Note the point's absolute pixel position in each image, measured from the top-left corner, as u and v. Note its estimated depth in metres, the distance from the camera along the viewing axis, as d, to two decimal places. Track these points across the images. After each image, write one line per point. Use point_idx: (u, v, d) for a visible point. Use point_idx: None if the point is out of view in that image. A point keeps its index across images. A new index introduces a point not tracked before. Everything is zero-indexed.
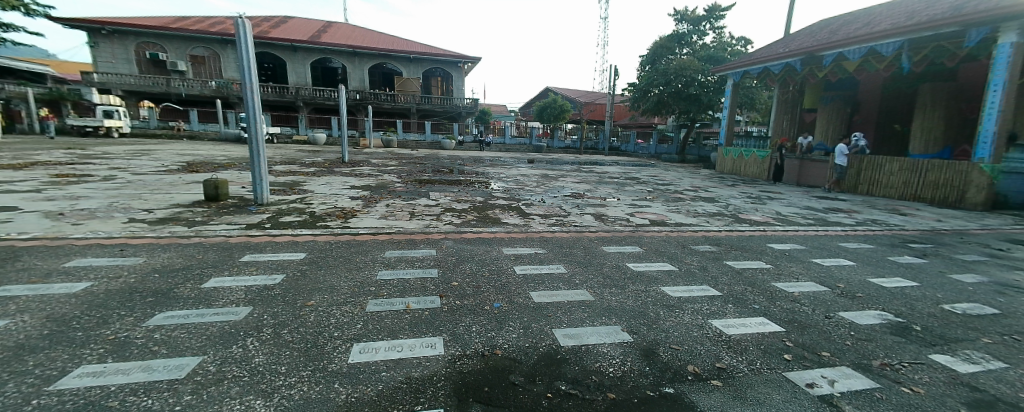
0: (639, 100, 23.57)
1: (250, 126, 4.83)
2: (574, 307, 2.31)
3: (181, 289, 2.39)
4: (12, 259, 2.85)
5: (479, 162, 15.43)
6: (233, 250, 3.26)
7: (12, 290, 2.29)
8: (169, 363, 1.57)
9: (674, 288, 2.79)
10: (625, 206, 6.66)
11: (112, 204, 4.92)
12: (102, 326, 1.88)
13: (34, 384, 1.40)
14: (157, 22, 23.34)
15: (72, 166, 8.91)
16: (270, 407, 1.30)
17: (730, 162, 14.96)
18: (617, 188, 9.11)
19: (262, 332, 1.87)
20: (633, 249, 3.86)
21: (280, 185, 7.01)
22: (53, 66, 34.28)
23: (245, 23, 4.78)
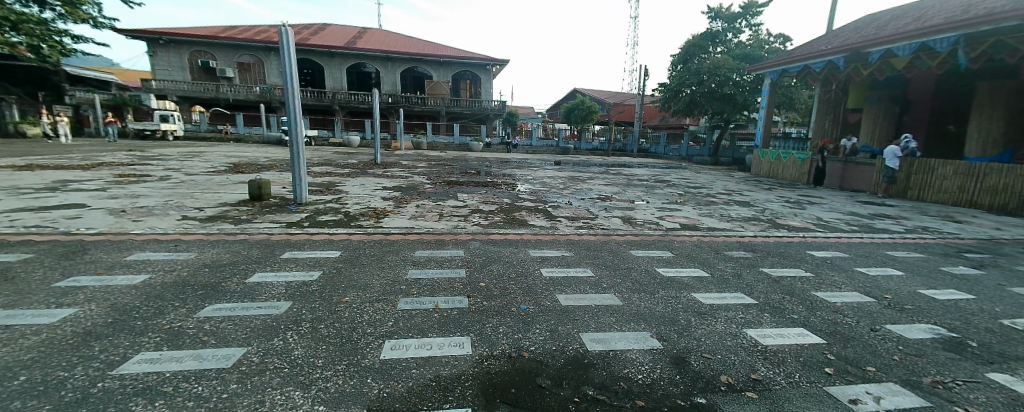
0: (670, 100, 23.00)
1: (290, 129, 5.06)
2: (602, 312, 2.27)
3: (229, 283, 2.54)
4: (81, 252, 3.12)
5: (506, 164, 15.53)
6: (275, 247, 3.44)
7: (81, 280, 2.51)
8: (218, 353, 1.66)
9: (706, 295, 2.69)
10: (655, 209, 6.51)
11: (167, 202, 5.31)
12: (158, 316, 2.02)
13: (98, 369, 1.52)
14: (207, 32, 24.95)
15: (133, 166, 9.66)
16: (309, 399, 1.35)
17: (767, 165, 14.29)
18: (646, 190, 8.92)
19: (301, 326, 1.96)
20: (664, 254, 3.76)
21: (316, 186, 7.33)
22: (117, 74, 37.38)
23: (288, 31, 5.03)
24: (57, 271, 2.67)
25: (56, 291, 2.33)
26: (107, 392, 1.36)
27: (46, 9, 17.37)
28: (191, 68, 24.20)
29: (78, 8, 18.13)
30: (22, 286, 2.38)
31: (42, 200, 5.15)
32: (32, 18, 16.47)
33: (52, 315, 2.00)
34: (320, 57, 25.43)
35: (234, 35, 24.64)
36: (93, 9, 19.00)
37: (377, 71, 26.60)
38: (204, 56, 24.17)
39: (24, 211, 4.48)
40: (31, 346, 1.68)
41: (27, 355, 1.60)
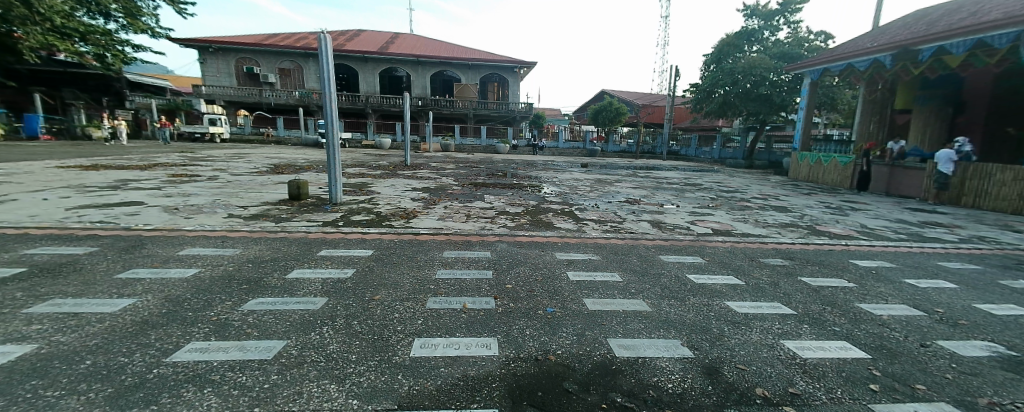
0: (702, 101, 22.41)
1: (326, 131, 5.25)
2: (630, 318, 2.21)
3: (270, 278, 2.68)
4: (140, 246, 3.36)
5: (532, 165, 15.53)
6: (312, 245, 3.58)
7: (139, 272, 2.71)
8: (260, 345, 1.75)
9: (740, 304, 2.59)
10: (685, 213, 6.32)
11: (215, 201, 5.65)
12: (207, 308, 2.15)
13: (154, 356, 1.62)
14: (250, 39, 26.38)
15: (184, 167, 10.33)
16: (344, 392, 1.40)
17: (805, 168, 13.61)
18: (676, 194, 8.70)
19: (336, 321, 2.03)
20: (695, 260, 3.64)
21: (350, 186, 7.61)
22: (171, 81, 40.14)
23: (326, 38, 5.22)
24: (120, 263, 2.89)
25: (117, 282, 2.52)
26: (161, 378, 1.46)
27: (110, 21, 18.92)
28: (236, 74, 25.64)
29: (138, 19, 19.60)
30: (89, 277, 2.60)
31: (106, 198, 5.59)
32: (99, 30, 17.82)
33: (114, 304, 2.16)
34: (353, 62, 26.35)
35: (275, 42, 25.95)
36: (151, 20, 20.51)
37: (407, 75, 27.33)
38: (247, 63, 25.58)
39: (92, 207, 4.89)
40: (96, 332, 1.83)
41: (92, 342, 1.73)
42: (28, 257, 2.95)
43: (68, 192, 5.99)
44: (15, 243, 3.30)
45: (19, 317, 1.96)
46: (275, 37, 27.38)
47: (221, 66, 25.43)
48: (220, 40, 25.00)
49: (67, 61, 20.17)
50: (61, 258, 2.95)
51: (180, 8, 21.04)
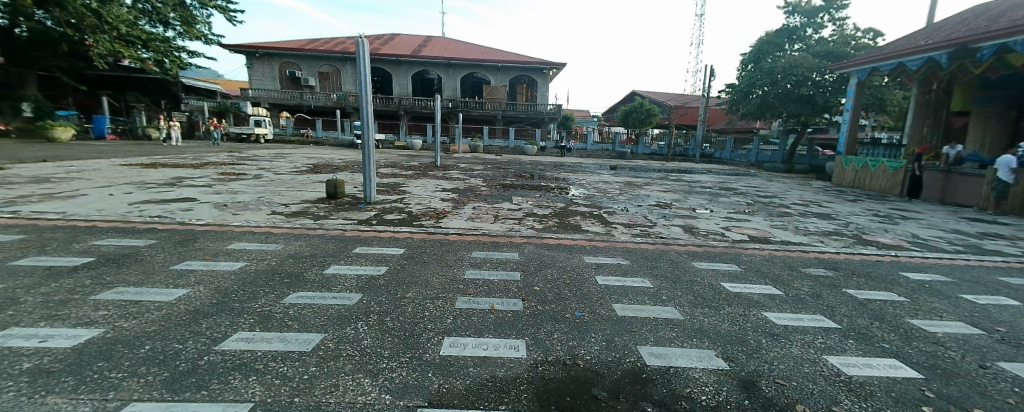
0: (739, 102, 21.56)
1: (361, 132, 5.42)
2: (662, 326, 2.15)
3: (309, 273, 2.79)
4: (193, 240, 3.60)
5: (560, 167, 15.45)
6: (347, 242, 3.71)
7: (192, 264, 2.91)
8: (299, 337, 1.83)
9: (779, 315, 2.47)
10: (720, 218, 6.09)
11: (259, 198, 5.95)
12: (254, 300, 2.27)
13: (204, 344, 1.73)
14: (292, 45, 27.70)
15: (232, 166, 10.98)
16: (377, 387, 1.44)
17: (851, 173, 12.81)
18: (710, 198, 8.40)
19: (370, 318, 2.09)
20: (731, 268, 3.48)
21: (383, 186, 7.86)
22: (220, 84, 42.77)
23: (364, 42, 5.39)
24: (175, 256, 3.10)
25: (173, 273, 2.71)
26: (211, 364, 1.55)
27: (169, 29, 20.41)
28: (279, 78, 26.98)
29: (193, 27, 21.05)
30: (150, 267, 2.82)
31: (163, 194, 6.02)
32: (159, 37, 19.22)
33: (170, 294, 2.33)
34: (387, 65, 27.14)
35: (314, 47, 27.16)
36: (205, 28, 21.95)
37: (439, 77, 27.88)
38: (291, 67, 26.88)
39: (152, 203, 5.28)
40: (154, 319, 1.97)
41: (152, 327, 1.88)
42: (98, 248, 3.21)
43: (131, 187, 6.50)
44: (88, 234, 3.61)
45: (88, 302, 2.14)
46: (315, 42, 28.62)
47: (267, 71, 26.81)
48: (265, 46, 26.40)
49: (131, 67, 21.94)
50: (124, 249, 3.20)
51: (230, 16, 22.42)
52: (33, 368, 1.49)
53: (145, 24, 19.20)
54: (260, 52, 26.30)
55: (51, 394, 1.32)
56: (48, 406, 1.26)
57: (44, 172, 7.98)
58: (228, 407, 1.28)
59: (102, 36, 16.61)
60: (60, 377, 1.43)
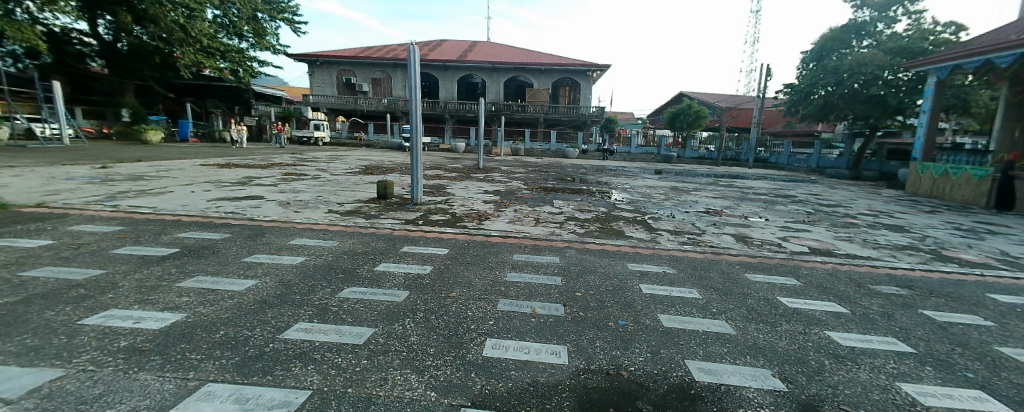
0: (799, 103, 20.04)
1: (410, 135, 5.61)
2: (711, 340, 2.05)
3: (362, 270, 2.94)
4: (262, 235, 3.92)
5: (602, 171, 15.19)
6: (395, 241, 3.86)
7: (260, 257, 3.16)
8: (352, 330, 1.93)
9: (844, 335, 2.26)
10: (776, 228, 5.69)
11: (317, 197, 6.35)
12: (314, 293, 2.43)
13: (270, 332, 1.87)
14: (348, 52, 29.42)
15: (293, 166, 11.81)
16: (424, 383, 1.48)
17: (928, 182, 11.50)
18: (765, 206, 7.87)
19: (416, 315, 2.16)
20: (791, 282, 3.23)
21: (429, 188, 8.12)
22: (285, 90, 46.35)
23: (415, 49, 5.57)
24: (246, 249, 3.38)
25: (243, 264, 2.96)
26: (275, 351, 1.68)
27: (243, 41, 22.36)
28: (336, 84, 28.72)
29: (263, 39, 22.92)
30: (225, 258, 3.11)
31: (235, 192, 6.58)
32: (235, 49, 21.07)
33: (241, 284, 2.54)
34: (433, 71, 28.10)
35: (369, 55, 28.73)
36: (273, 39, 23.83)
37: (483, 81, 28.39)
38: (347, 74, 28.55)
39: (225, 200, 5.80)
40: (228, 307, 2.16)
41: (225, 315, 2.06)
42: (182, 240, 3.58)
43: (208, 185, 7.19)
44: (173, 227, 4.03)
45: (173, 289, 2.40)
46: (368, 49, 30.21)
47: (326, 77, 28.64)
48: (324, 54, 28.19)
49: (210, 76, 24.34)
50: (203, 242, 3.54)
51: (295, 28, 24.22)
52: (128, 346, 1.68)
53: (224, 37, 21.22)
54: (321, 60, 28.15)
55: (142, 371, 1.49)
56: (140, 381, 1.42)
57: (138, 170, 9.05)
58: (289, 393, 1.38)
59: (188, 48, 18.59)
60: (148, 356, 1.60)
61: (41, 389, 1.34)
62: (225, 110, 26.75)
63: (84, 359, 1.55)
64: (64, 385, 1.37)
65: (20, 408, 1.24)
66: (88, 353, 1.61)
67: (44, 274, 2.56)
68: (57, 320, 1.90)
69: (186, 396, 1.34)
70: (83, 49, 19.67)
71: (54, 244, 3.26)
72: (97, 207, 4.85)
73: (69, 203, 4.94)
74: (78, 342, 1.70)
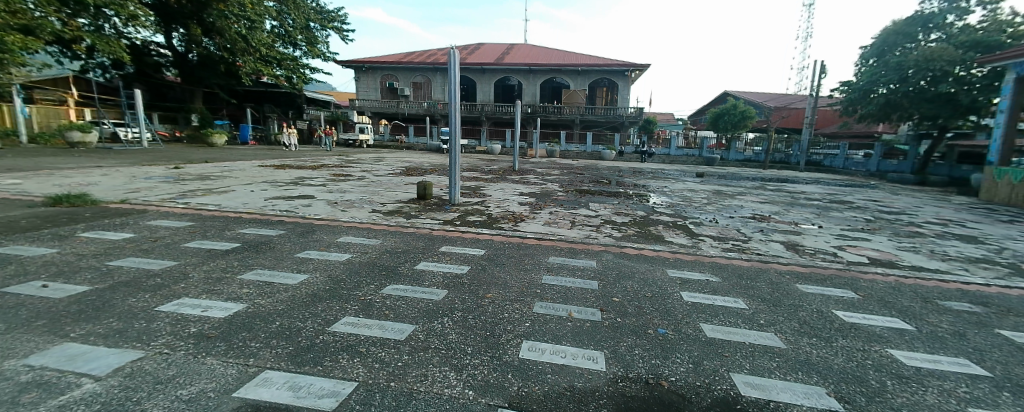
0: (857, 102, 18.55)
1: (448, 138, 5.71)
2: (759, 354, 1.94)
3: (404, 268, 3.04)
4: (312, 232, 4.15)
5: (640, 173, 14.81)
6: (434, 240, 3.96)
7: (311, 253, 3.35)
8: (394, 326, 2.00)
9: (910, 354, 2.06)
10: (831, 236, 5.30)
11: (362, 197, 6.63)
12: (362, 289, 2.54)
13: (320, 324, 1.97)
14: (391, 58, 30.54)
15: (340, 167, 12.42)
16: (462, 382, 1.51)
17: (1005, 189, 10.25)
18: (818, 212, 7.36)
19: (455, 314, 2.20)
20: (848, 295, 3.00)
21: (466, 189, 8.27)
22: (331, 94, 48.78)
23: (455, 53, 5.65)
24: (298, 245, 3.59)
25: (296, 259, 3.15)
26: (325, 343, 1.77)
27: (297, 50, 23.70)
28: (379, 89, 29.94)
29: (315, 46, 24.24)
30: (281, 253, 3.32)
31: (288, 191, 7.02)
32: (289, 56, 22.41)
33: (294, 278, 2.70)
34: (470, 74, 28.60)
35: (410, 60, 29.72)
36: (323, 47, 25.14)
37: (519, 83, 28.54)
38: (389, 79, 29.70)
39: (280, 199, 6.19)
40: (282, 299, 2.31)
41: (280, 306, 2.20)
42: (243, 235, 3.87)
43: (265, 185, 7.72)
44: (236, 223, 4.37)
45: (235, 280, 2.59)
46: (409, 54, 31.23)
47: (370, 82, 29.93)
48: (369, 60, 29.44)
49: (267, 82, 26.02)
50: (261, 238, 3.80)
51: (342, 35, 25.46)
52: (197, 332, 1.83)
53: (280, 46, 22.61)
54: (366, 66, 29.41)
55: (210, 356, 1.62)
56: (207, 365, 1.54)
57: (206, 170, 9.91)
58: (338, 384, 1.46)
59: (248, 57, 20.04)
60: (215, 342, 1.74)
61: (124, 369, 1.49)
62: (280, 114, 28.50)
63: (159, 342, 1.71)
64: (142, 365, 1.52)
65: (108, 385, 1.38)
66: (163, 337, 1.77)
67: (128, 264, 2.86)
68: (138, 306, 2.11)
69: (246, 382, 1.44)
70: (160, 60, 21.43)
71: (135, 237, 3.61)
72: (171, 204, 5.34)
73: (147, 200, 5.47)
74: (156, 327, 1.87)
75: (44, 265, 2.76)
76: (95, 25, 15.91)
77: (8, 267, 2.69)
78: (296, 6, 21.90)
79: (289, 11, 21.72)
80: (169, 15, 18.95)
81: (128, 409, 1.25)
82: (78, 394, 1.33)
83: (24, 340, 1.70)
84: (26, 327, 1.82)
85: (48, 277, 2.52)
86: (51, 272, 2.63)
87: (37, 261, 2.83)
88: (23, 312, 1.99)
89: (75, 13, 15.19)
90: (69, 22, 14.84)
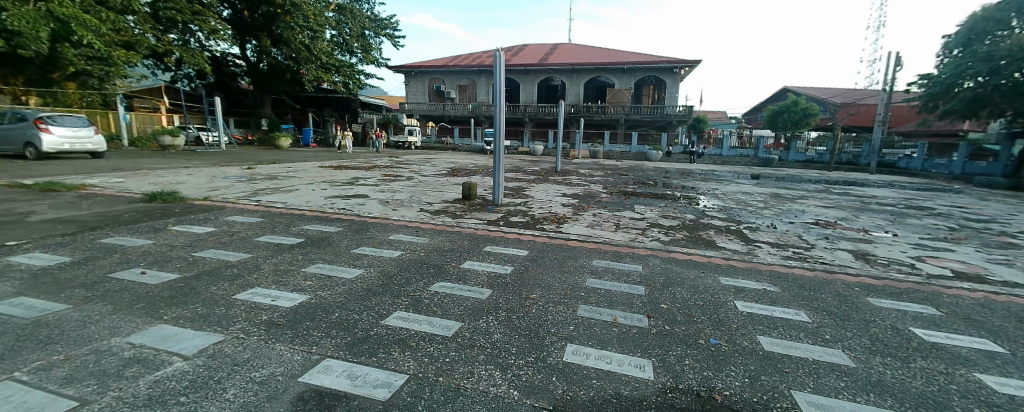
0: (939, 96, 16.55)
1: (493, 139, 5.79)
2: (823, 372, 1.79)
3: (450, 266, 3.13)
4: (367, 229, 4.38)
5: (689, 175, 14.20)
6: (478, 240, 4.04)
7: (365, 249, 3.54)
8: (441, 323, 2.06)
9: (1003, 380, 1.80)
10: (908, 246, 4.77)
11: (411, 197, 6.89)
12: (411, 285, 2.64)
13: (374, 317, 2.08)
14: (438, 62, 31.53)
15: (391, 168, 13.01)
16: (508, 381, 1.53)
17: None
18: (891, 219, 6.67)
19: (499, 313, 2.23)
20: (930, 311, 2.68)
21: (510, 190, 8.35)
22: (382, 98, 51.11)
23: (501, 55, 5.72)
24: (354, 241, 3.81)
25: (352, 255, 3.35)
26: (379, 335, 1.86)
27: (353, 57, 24.89)
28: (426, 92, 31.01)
29: (369, 53, 25.31)
30: (339, 248, 3.54)
31: (345, 190, 7.46)
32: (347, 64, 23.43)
33: (350, 272, 2.88)
34: (514, 75, 28.84)
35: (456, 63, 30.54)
36: (377, 53, 26.28)
37: (563, 83, 28.35)
38: (436, 82, 30.74)
39: (337, 197, 6.57)
40: (340, 292, 2.45)
41: (339, 299, 2.34)
42: (306, 231, 4.16)
43: (323, 184, 8.24)
44: (300, 220, 4.71)
45: (299, 273, 2.80)
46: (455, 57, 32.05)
47: (418, 86, 31.10)
48: (418, 65, 30.77)
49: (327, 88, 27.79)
50: (321, 234, 4.07)
51: (394, 42, 26.64)
52: (267, 319, 2.00)
53: (338, 54, 23.94)
54: (415, 70, 30.60)
55: (278, 342, 1.76)
56: (276, 350, 1.68)
57: (273, 170, 10.78)
58: (391, 375, 1.53)
59: (311, 65, 21.45)
60: (283, 329, 1.89)
61: (206, 351, 1.65)
62: (338, 118, 30.37)
63: (237, 328, 1.89)
64: (222, 348, 1.68)
65: (193, 364, 1.54)
66: (239, 323, 1.94)
67: (209, 255, 3.18)
68: (219, 294, 2.34)
69: (309, 368, 1.54)
70: (236, 70, 23.60)
71: (216, 231, 4.01)
72: (245, 201, 5.86)
73: (226, 198, 6.05)
74: (233, 313, 2.07)
75: (143, 254, 3.13)
76: (183, 40, 17.85)
77: (113, 255, 3.08)
78: (353, 16, 23.18)
79: (346, 21, 23.06)
80: (244, 29, 20.78)
81: (210, 388, 1.38)
82: (169, 371, 1.49)
83: (127, 320, 1.94)
84: (129, 309, 2.08)
85: (145, 265, 2.87)
86: (148, 260, 2.98)
87: (137, 251, 3.23)
88: (127, 295, 2.27)
89: (167, 30, 17.10)
90: (162, 38, 16.78)
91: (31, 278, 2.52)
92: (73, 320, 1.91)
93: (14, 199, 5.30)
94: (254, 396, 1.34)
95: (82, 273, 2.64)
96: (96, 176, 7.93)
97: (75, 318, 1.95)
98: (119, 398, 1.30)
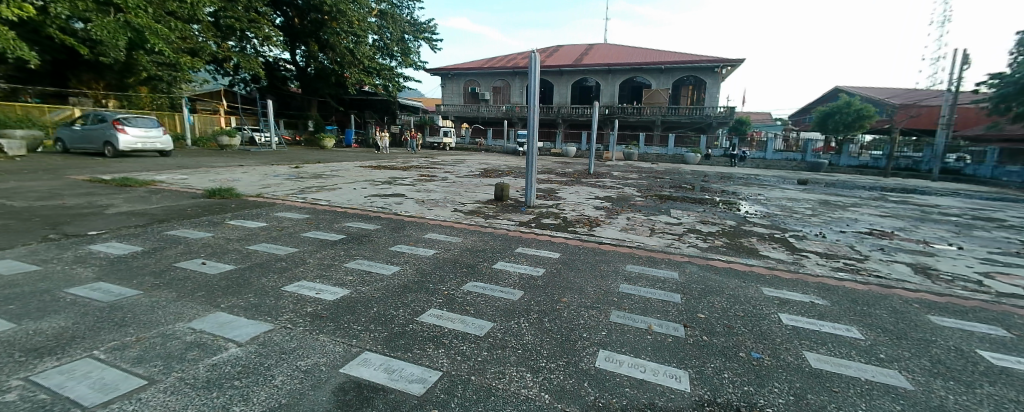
0: (1012, 97, 14.93)
1: (526, 141, 5.80)
2: (877, 393, 1.66)
3: (482, 266, 3.16)
4: (403, 228, 4.51)
5: (729, 179, 13.59)
6: (510, 241, 4.06)
7: (402, 247, 3.65)
8: (474, 322, 2.09)
9: None
10: (977, 260, 4.33)
11: (445, 197, 7.03)
12: (445, 284, 2.68)
13: (410, 314, 2.14)
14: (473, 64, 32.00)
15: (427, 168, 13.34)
16: (539, 384, 1.53)
17: None
18: (957, 230, 6.09)
19: (532, 315, 2.24)
20: (1001, 333, 2.42)
21: (542, 191, 8.33)
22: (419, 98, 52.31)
23: (536, 56, 5.69)
24: (391, 239, 3.93)
25: (389, 252, 3.46)
26: (415, 331, 1.92)
27: (393, 60, 25.64)
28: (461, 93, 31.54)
29: (408, 56, 25.96)
30: (377, 246, 3.67)
31: (383, 190, 7.72)
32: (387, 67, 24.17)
33: (388, 269, 2.98)
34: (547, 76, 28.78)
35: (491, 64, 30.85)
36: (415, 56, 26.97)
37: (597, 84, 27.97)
38: (471, 84, 31.24)
39: (376, 196, 6.82)
40: (378, 288, 2.54)
41: (376, 294, 2.43)
42: (347, 228, 4.35)
43: (362, 183, 8.58)
44: (342, 217, 4.93)
45: (341, 268, 2.93)
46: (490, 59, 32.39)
47: (454, 88, 31.74)
48: (453, 67, 31.34)
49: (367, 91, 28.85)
50: (361, 231, 4.23)
51: (431, 45, 27.27)
52: (312, 311, 2.11)
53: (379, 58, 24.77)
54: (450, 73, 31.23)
55: (322, 333, 1.86)
56: (319, 341, 1.77)
57: (317, 169, 11.32)
58: (425, 371, 1.57)
59: (355, 69, 22.23)
60: (327, 321, 1.99)
61: (257, 338, 1.77)
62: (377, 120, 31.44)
63: (285, 318, 2.00)
64: (271, 336, 1.79)
65: (246, 351, 1.65)
66: (287, 314, 2.07)
67: (261, 248, 3.40)
68: (270, 285, 2.49)
69: (350, 360, 1.61)
70: (287, 74, 25.06)
71: (267, 226, 4.28)
72: (292, 198, 6.21)
73: (276, 194, 6.45)
74: (282, 303, 2.20)
75: (203, 246, 3.39)
76: (240, 46, 19.12)
77: (177, 246, 3.36)
78: (393, 21, 24.04)
79: (387, 25, 23.91)
80: (295, 35, 21.88)
81: (260, 373, 1.48)
82: (225, 356, 1.60)
83: (190, 307, 2.11)
84: (191, 296, 2.26)
85: (206, 256, 3.11)
86: (208, 251, 3.24)
87: (198, 242, 3.50)
88: (189, 283, 2.47)
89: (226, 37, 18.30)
90: (222, 45, 18.02)
91: (108, 266, 2.79)
92: (143, 305, 2.11)
93: (96, 192, 5.90)
94: (300, 384, 1.42)
95: (152, 262, 2.90)
96: (163, 172, 8.67)
97: (145, 302, 2.14)
98: (182, 378, 1.42)
